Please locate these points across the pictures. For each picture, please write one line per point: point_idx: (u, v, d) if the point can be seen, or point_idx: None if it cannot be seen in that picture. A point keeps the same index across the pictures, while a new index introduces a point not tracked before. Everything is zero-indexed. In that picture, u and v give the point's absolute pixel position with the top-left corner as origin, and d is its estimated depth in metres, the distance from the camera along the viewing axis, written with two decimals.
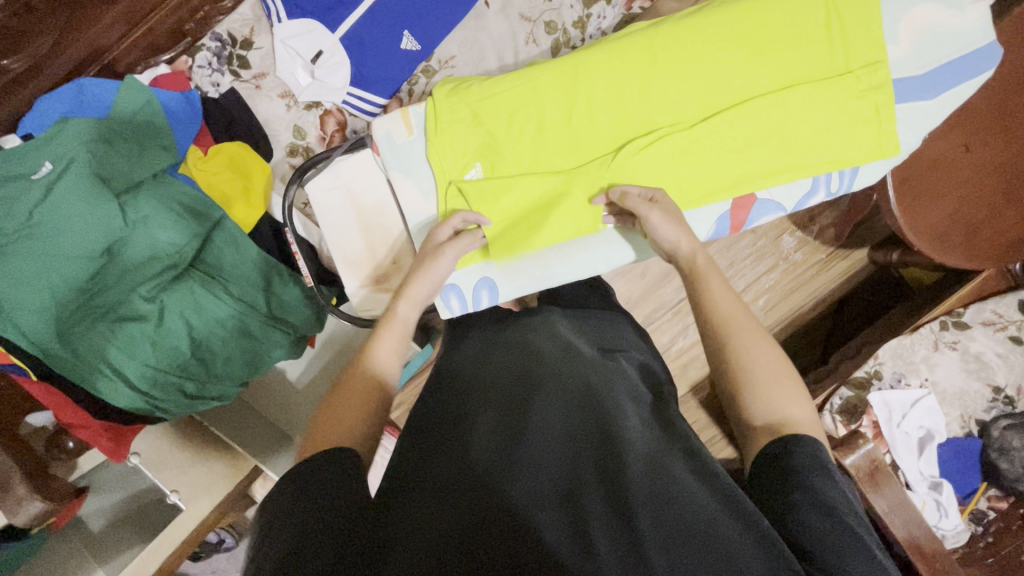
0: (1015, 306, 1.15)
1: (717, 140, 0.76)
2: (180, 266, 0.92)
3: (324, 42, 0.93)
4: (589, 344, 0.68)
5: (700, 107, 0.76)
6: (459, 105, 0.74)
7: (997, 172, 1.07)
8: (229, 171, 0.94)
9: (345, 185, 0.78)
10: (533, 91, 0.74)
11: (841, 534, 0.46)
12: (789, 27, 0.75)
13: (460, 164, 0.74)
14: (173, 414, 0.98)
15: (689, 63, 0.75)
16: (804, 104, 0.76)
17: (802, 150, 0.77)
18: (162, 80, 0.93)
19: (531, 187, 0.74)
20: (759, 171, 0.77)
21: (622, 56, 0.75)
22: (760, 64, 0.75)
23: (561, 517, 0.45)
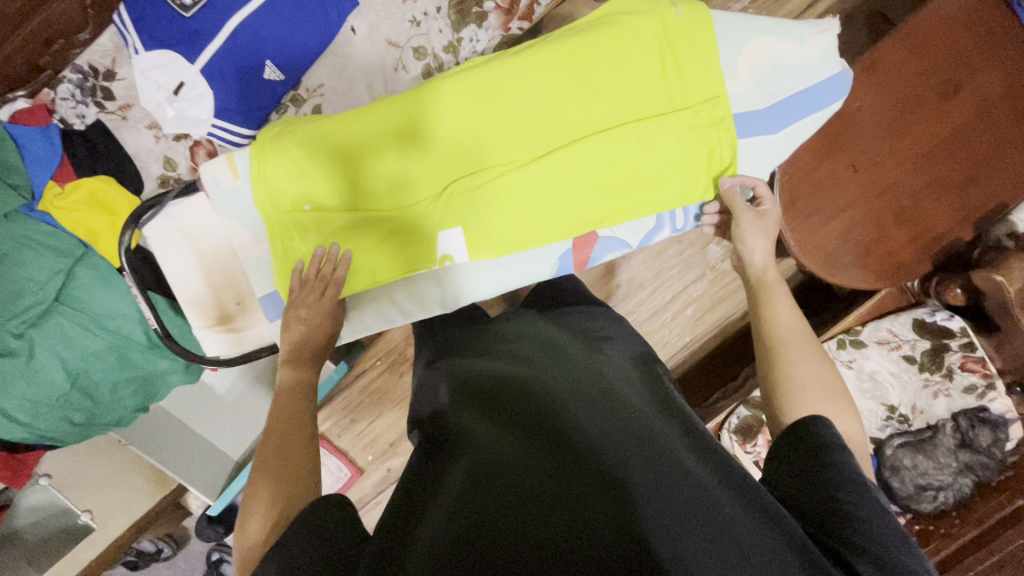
0: (909, 325, 1.14)
1: (557, 177, 0.75)
2: (45, 303, 0.92)
3: (184, 73, 0.91)
4: (574, 338, 0.72)
5: (545, 141, 0.74)
6: (284, 147, 0.74)
7: (888, 190, 1.06)
8: (90, 207, 0.91)
9: (181, 228, 0.77)
10: (369, 127, 0.74)
11: (882, 519, 0.45)
12: (623, 62, 0.74)
13: (288, 206, 0.74)
14: (66, 440, 1.01)
15: (526, 98, 0.74)
16: (642, 137, 0.74)
17: (645, 185, 0.76)
18: (20, 116, 0.90)
19: (365, 227, 0.74)
20: (599, 207, 0.76)
21: (461, 89, 0.74)
22: (596, 97, 0.74)
23: (573, 508, 0.43)
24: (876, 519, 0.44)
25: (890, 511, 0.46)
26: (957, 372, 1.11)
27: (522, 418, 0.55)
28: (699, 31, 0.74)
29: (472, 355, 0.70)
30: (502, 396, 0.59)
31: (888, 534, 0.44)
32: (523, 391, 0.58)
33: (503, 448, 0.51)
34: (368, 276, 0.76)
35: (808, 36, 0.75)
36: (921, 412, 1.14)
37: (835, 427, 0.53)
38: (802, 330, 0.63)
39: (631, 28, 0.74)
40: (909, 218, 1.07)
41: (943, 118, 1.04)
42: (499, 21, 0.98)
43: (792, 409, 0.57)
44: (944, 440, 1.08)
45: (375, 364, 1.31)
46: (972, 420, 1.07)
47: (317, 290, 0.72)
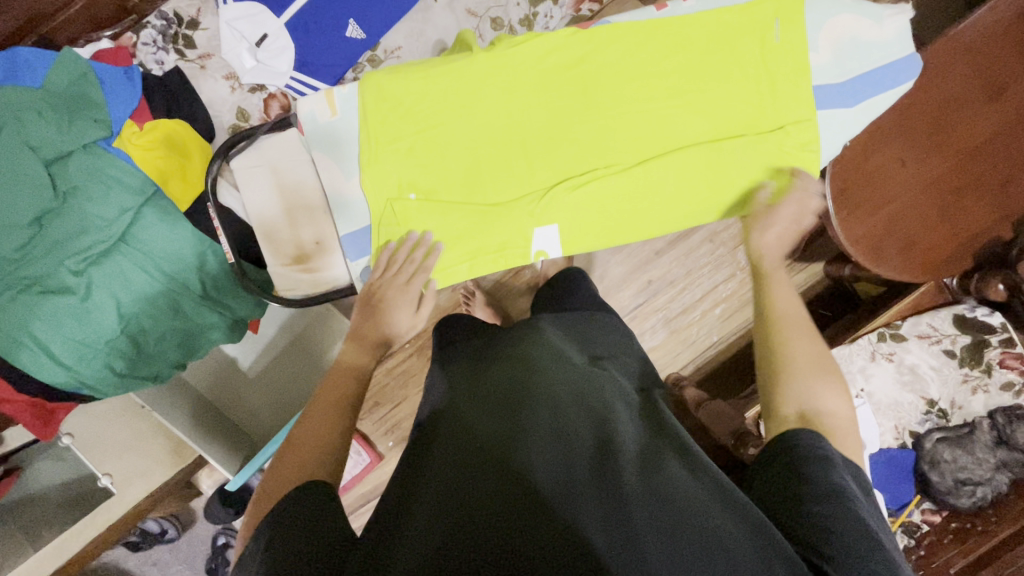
0: (949, 320, 1.16)
1: (640, 186, 0.79)
2: (108, 241, 0.91)
3: (268, 26, 0.95)
4: (577, 353, 0.69)
5: (629, 153, 0.79)
6: (388, 113, 0.75)
7: (932, 185, 1.10)
8: (165, 148, 0.92)
9: (269, 162, 0.79)
10: (464, 105, 0.76)
11: (852, 528, 0.46)
12: (719, 69, 0.78)
13: (395, 186, 0.76)
14: (103, 391, 0.99)
15: (616, 97, 0.78)
16: (737, 150, 0.79)
17: (733, 196, 0.81)
18: (104, 56, 0.92)
19: (464, 217, 0.77)
20: (682, 214, 0.82)
21: (556, 96, 0.77)
22: (691, 112, 0.79)
23: (560, 512, 0.45)
24: (846, 526, 0.46)
25: (858, 512, 0.48)
26: (995, 368, 1.13)
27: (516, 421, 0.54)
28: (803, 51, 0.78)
29: (467, 363, 0.71)
30: (500, 394, 0.59)
31: (860, 543, 0.46)
32: (522, 391, 0.58)
33: (493, 447, 0.52)
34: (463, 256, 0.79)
35: (886, 17, 0.79)
36: (959, 408, 1.15)
37: (813, 438, 0.53)
38: (805, 318, 0.63)
39: (732, 44, 0.78)
40: (952, 214, 1.11)
41: (988, 120, 1.08)
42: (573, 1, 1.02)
43: (784, 387, 0.58)
44: (982, 436, 1.10)
45: (404, 345, 1.29)
46: (1009, 416, 1.09)
47: (404, 271, 0.74)
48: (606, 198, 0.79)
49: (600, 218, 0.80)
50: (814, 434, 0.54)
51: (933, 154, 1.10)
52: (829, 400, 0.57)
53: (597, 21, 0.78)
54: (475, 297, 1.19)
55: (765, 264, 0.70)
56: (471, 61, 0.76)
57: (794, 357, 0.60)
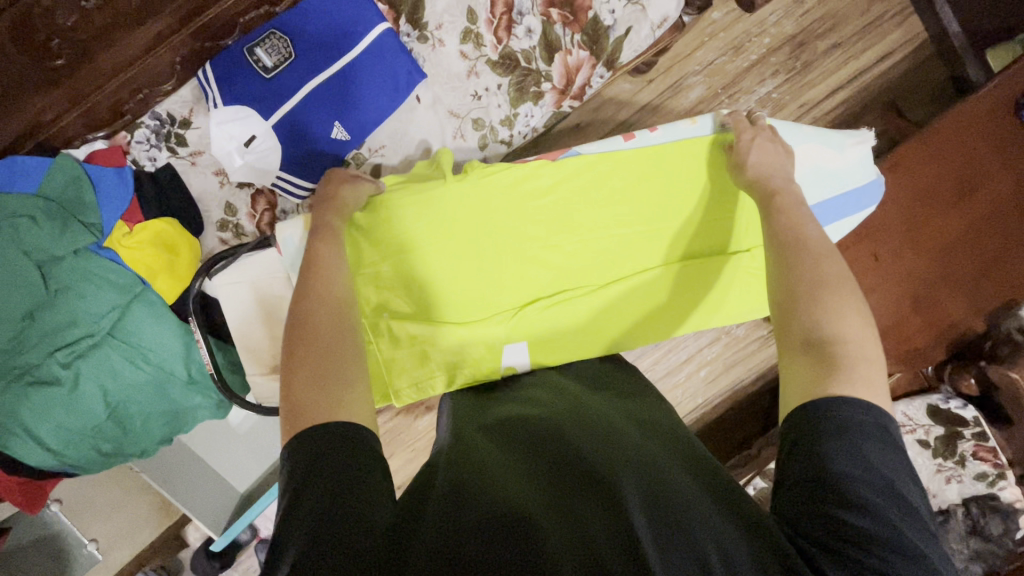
0: (923, 409, 1.18)
1: (612, 307, 0.83)
2: (97, 335, 0.95)
3: (257, 128, 0.97)
4: (582, 388, 0.73)
5: (600, 273, 0.83)
6: (371, 240, 0.79)
7: (904, 281, 1.13)
8: (155, 247, 0.96)
9: (249, 280, 0.81)
10: (445, 224, 0.80)
11: (882, 525, 0.44)
12: (679, 202, 0.84)
13: (378, 306, 0.80)
14: (90, 469, 1.03)
15: (586, 220, 0.83)
16: (694, 276, 0.84)
17: (695, 317, 0.86)
18: (97, 157, 0.95)
19: (441, 334, 0.79)
20: (648, 334, 0.85)
21: (532, 216, 0.81)
22: (654, 236, 0.84)
23: (565, 518, 0.46)
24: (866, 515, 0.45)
25: (885, 510, 0.45)
26: (969, 459, 1.14)
27: (524, 449, 0.57)
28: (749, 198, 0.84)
29: (478, 402, 0.73)
30: (511, 428, 0.62)
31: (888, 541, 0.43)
32: (531, 425, 0.61)
33: (502, 467, 0.54)
34: (439, 374, 0.80)
35: (848, 146, 0.82)
36: (933, 496, 1.15)
37: (848, 408, 0.51)
38: (815, 243, 0.64)
39: (690, 179, 0.84)
40: (924, 305, 1.14)
41: (958, 218, 1.11)
42: (553, 99, 1.06)
43: (807, 302, 0.59)
44: (956, 525, 1.11)
45: (390, 410, 1.32)
46: (983, 508, 1.10)
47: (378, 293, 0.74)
48: (578, 319, 0.81)
49: (575, 333, 0.81)
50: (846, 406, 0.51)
51: (903, 250, 1.12)
52: (836, 320, 0.57)
53: (567, 152, 0.84)
54: None
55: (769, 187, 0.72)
56: (446, 188, 0.80)
57: (794, 282, 0.61)
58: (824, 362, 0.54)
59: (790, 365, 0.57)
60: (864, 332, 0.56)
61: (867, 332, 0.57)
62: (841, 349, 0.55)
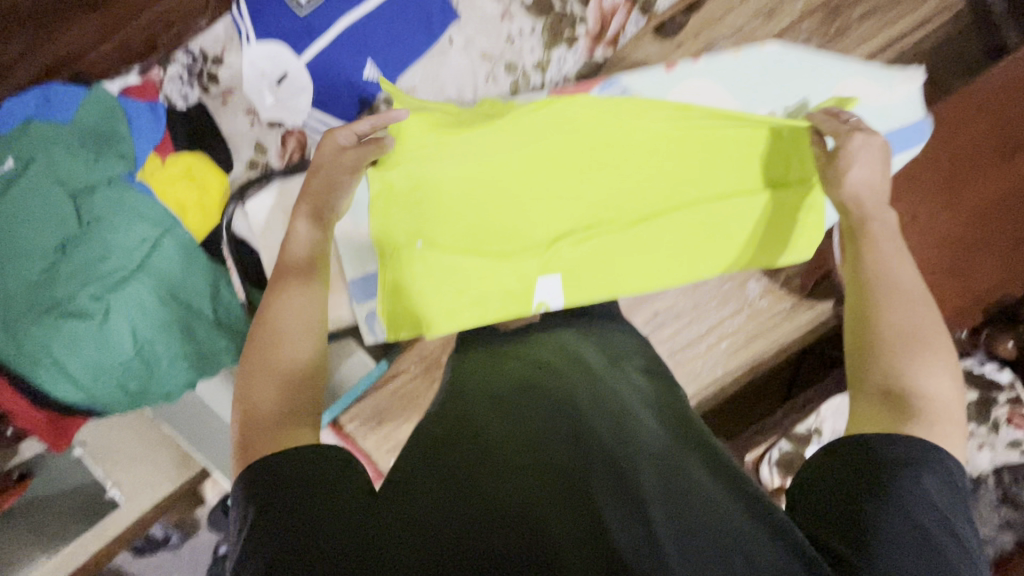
0: (957, 374, 1.15)
1: (639, 244, 0.82)
2: (128, 268, 0.95)
3: (289, 65, 0.97)
4: (596, 353, 0.69)
5: (629, 211, 0.81)
6: (399, 168, 0.79)
7: (945, 243, 1.08)
8: (187, 182, 0.97)
9: (283, 206, 0.83)
10: (473, 156, 0.80)
11: (917, 536, 0.42)
12: (715, 139, 0.81)
13: (405, 238, 0.79)
14: (116, 410, 1.01)
15: (616, 158, 0.81)
16: (736, 211, 0.82)
17: (732, 252, 0.83)
18: (132, 91, 0.97)
19: (465, 271, 0.79)
20: (687, 269, 0.83)
21: (560, 152, 0.81)
22: (688, 176, 0.81)
23: (576, 514, 0.46)
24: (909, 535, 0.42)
25: (925, 523, 0.43)
26: (1003, 426, 1.11)
27: (532, 425, 0.55)
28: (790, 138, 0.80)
29: (484, 357, 0.72)
30: (520, 399, 0.59)
31: (920, 554, 0.41)
32: (538, 398, 0.59)
33: (510, 451, 0.52)
34: (464, 308, 0.79)
35: (896, 82, 0.80)
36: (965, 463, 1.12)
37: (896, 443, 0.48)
38: (911, 285, 0.59)
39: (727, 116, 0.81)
40: (964, 270, 1.09)
41: (1007, 178, 1.07)
42: (586, 45, 1.03)
43: (898, 352, 0.55)
44: (987, 493, 1.09)
45: (410, 369, 1.31)
46: (1016, 476, 1.08)
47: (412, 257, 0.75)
48: (606, 248, 0.81)
49: (606, 268, 0.81)
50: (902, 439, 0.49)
51: (935, 213, 1.09)
52: (927, 376, 0.53)
53: (606, 84, 0.82)
54: None
55: (858, 216, 0.67)
56: (467, 129, 0.80)
57: (885, 329, 0.57)
58: (901, 410, 0.51)
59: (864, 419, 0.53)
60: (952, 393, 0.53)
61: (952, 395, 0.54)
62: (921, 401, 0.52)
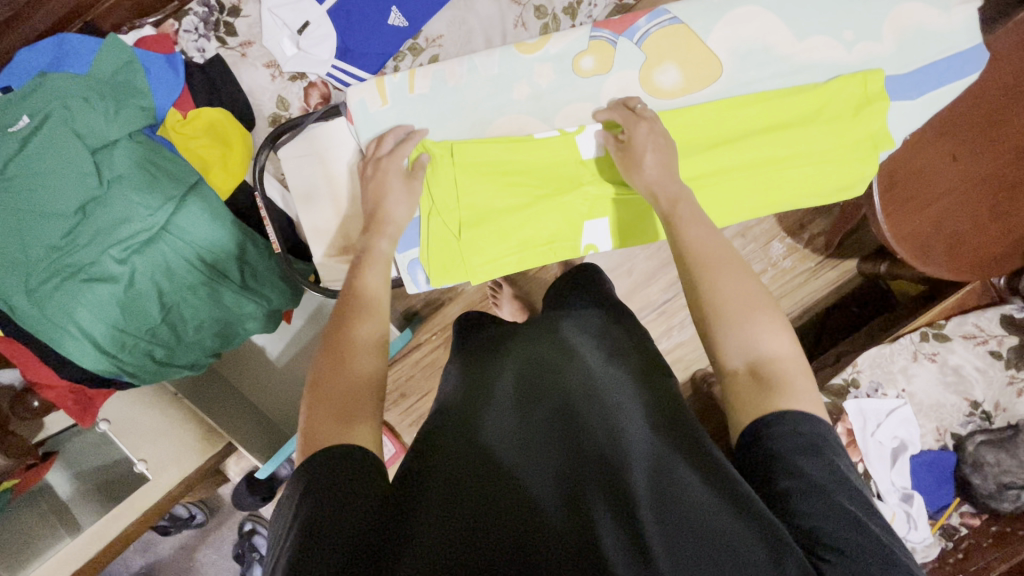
0: (996, 320, 1.14)
1: (702, 179, 0.76)
2: (153, 229, 0.91)
3: (311, 13, 0.93)
4: (596, 352, 0.65)
5: (689, 143, 0.75)
6: (441, 108, 0.74)
7: (981, 183, 1.06)
8: (209, 138, 0.94)
9: (317, 151, 0.78)
10: (516, 97, 0.75)
11: (841, 517, 0.43)
12: (773, 73, 0.76)
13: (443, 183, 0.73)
14: (143, 379, 0.98)
15: (675, 93, 0.76)
16: (797, 142, 0.76)
17: (790, 190, 0.78)
18: (148, 42, 0.93)
19: (511, 206, 0.75)
20: (745, 207, 0.78)
21: (615, 87, 0.75)
22: (750, 106, 0.75)
23: (564, 515, 0.44)
24: (827, 517, 0.43)
25: (855, 512, 0.44)
26: None
27: (527, 427, 0.53)
28: (855, 78, 0.75)
29: (486, 347, 0.70)
30: (516, 399, 0.57)
31: (854, 537, 0.42)
32: (531, 397, 0.57)
33: (507, 456, 0.50)
34: (514, 252, 0.76)
35: (954, 5, 0.77)
36: (1003, 410, 1.12)
37: (805, 422, 0.49)
38: (723, 247, 0.59)
39: (785, 43, 0.76)
40: (1002, 212, 1.08)
41: None
42: None
43: (726, 330, 0.55)
44: None
45: (432, 338, 1.27)
46: None
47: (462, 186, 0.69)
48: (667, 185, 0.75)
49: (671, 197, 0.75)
50: (810, 418, 0.49)
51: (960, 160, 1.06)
52: (768, 341, 0.54)
53: (656, 11, 0.75)
54: (503, 289, 1.19)
55: (666, 197, 0.64)
56: (510, 64, 0.74)
57: (721, 303, 0.56)
58: (767, 384, 0.52)
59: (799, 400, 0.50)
60: (794, 348, 0.54)
61: (794, 346, 0.55)
62: (779, 366, 0.53)
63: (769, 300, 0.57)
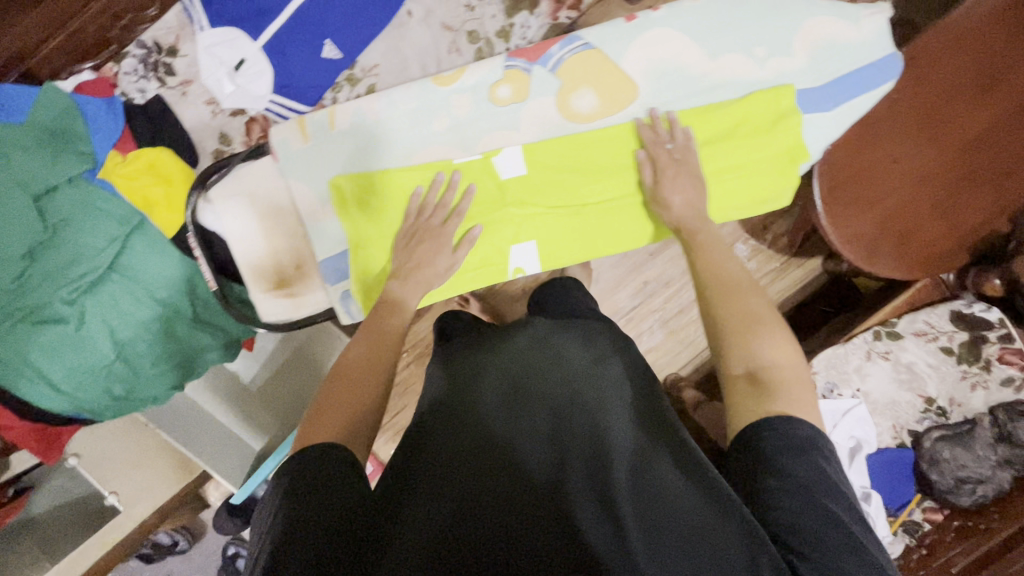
0: (946, 316, 1.15)
1: (624, 202, 0.79)
2: (100, 270, 0.93)
3: (245, 50, 0.95)
4: (579, 350, 0.66)
5: (612, 166, 0.78)
6: (362, 145, 0.76)
7: (924, 181, 1.06)
8: (151, 177, 0.95)
9: (246, 190, 0.80)
10: (435, 129, 0.77)
11: (819, 516, 0.46)
12: (688, 94, 0.78)
13: (368, 220, 0.76)
14: (104, 416, 1.00)
15: (594, 119, 0.78)
16: (711, 159, 0.78)
17: (712, 206, 0.80)
18: (86, 88, 0.94)
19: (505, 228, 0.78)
20: (670, 224, 0.80)
21: (534, 118, 0.77)
22: (668, 127, 0.77)
23: (548, 513, 0.46)
24: (806, 516, 0.46)
25: (833, 511, 0.46)
26: (995, 364, 1.11)
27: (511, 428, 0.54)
28: (768, 94, 0.77)
29: (467, 348, 0.70)
30: (506, 395, 0.58)
31: (830, 537, 0.45)
32: (512, 398, 0.58)
33: (491, 455, 0.51)
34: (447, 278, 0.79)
35: None
36: (958, 405, 1.13)
37: (796, 425, 0.51)
38: (736, 271, 0.64)
39: (697, 64, 0.78)
40: (948, 209, 1.07)
41: (986, 111, 1.04)
42: (549, 9, 1.01)
43: (734, 343, 0.58)
44: (982, 433, 1.07)
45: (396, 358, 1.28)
46: (1010, 414, 1.07)
47: (438, 215, 0.73)
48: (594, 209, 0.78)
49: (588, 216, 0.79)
50: (800, 421, 0.51)
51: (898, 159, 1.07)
52: (767, 354, 0.56)
53: (568, 38, 0.77)
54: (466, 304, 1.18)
55: (688, 223, 0.70)
56: (430, 97, 0.76)
57: (725, 319, 0.60)
58: (764, 390, 0.54)
59: (798, 408, 0.52)
60: (792, 357, 0.56)
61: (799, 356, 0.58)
62: (776, 373, 0.55)
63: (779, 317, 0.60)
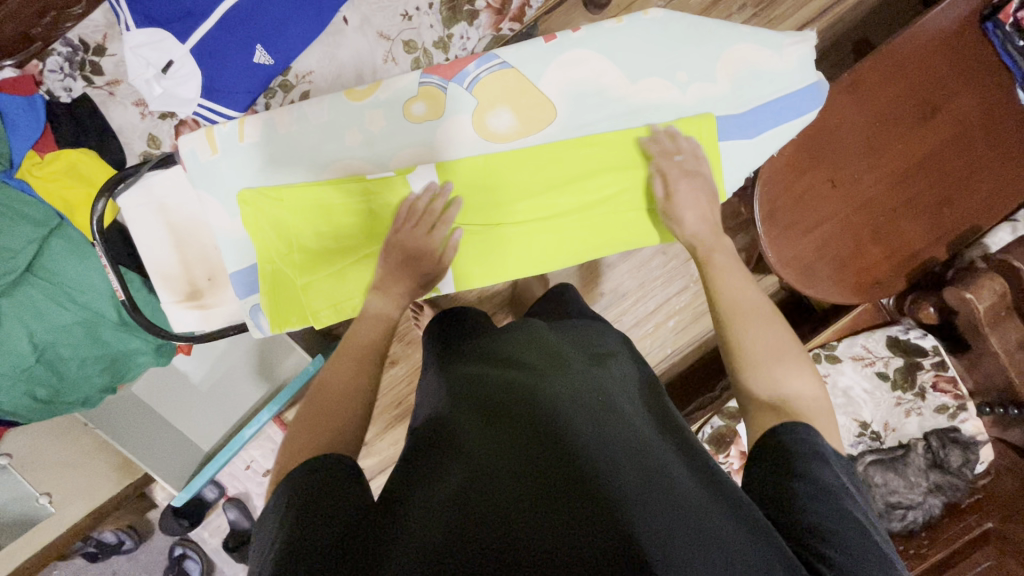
0: (883, 342, 1.15)
1: (545, 222, 0.84)
2: (15, 273, 0.91)
3: (174, 52, 0.90)
4: (578, 353, 0.66)
5: (539, 186, 0.82)
6: (273, 158, 0.78)
7: (863, 207, 1.06)
8: (73, 179, 0.92)
9: (156, 200, 0.82)
10: (344, 143, 0.79)
11: (846, 521, 0.46)
12: (603, 121, 0.82)
13: (281, 235, 0.78)
14: (29, 419, 0.97)
15: (513, 139, 0.81)
16: (614, 182, 0.83)
17: (617, 229, 0.86)
18: (5, 84, 0.90)
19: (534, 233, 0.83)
20: (584, 245, 0.86)
21: (455, 138, 0.80)
22: (584, 148, 0.82)
23: (553, 511, 0.44)
24: (835, 520, 0.46)
25: (855, 517, 0.46)
26: (928, 391, 1.12)
27: (512, 428, 0.53)
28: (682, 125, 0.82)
29: (469, 353, 0.71)
30: (503, 397, 0.57)
31: (853, 542, 0.45)
32: (512, 399, 0.56)
33: (492, 456, 0.50)
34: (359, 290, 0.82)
35: (786, 46, 0.84)
36: (892, 430, 1.13)
37: (807, 433, 0.53)
38: (755, 300, 0.65)
39: (614, 89, 0.81)
40: (884, 234, 1.06)
41: (927, 136, 1.04)
42: (490, 21, 1.00)
43: (754, 371, 0.60)
44: (915, 458, 1.09)
45: None
46: (943, 440, 1.09)
47: (426, 221, 0.75)
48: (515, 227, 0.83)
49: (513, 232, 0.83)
50: (813, 431, 0.53)
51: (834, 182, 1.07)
52: (792, 383, 0.59)
53: (485, 57, 0.79)
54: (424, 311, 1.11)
55: (708, 247, 0.74)
56: (347, 112, 0.79)
57: (748, 346, 0.62)
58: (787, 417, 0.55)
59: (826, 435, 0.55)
60: (818, 388, 0.59)
61: (818, 389, 0.60)
62: (800, 404, 0.57)
63: (797, 347, 0.62)
